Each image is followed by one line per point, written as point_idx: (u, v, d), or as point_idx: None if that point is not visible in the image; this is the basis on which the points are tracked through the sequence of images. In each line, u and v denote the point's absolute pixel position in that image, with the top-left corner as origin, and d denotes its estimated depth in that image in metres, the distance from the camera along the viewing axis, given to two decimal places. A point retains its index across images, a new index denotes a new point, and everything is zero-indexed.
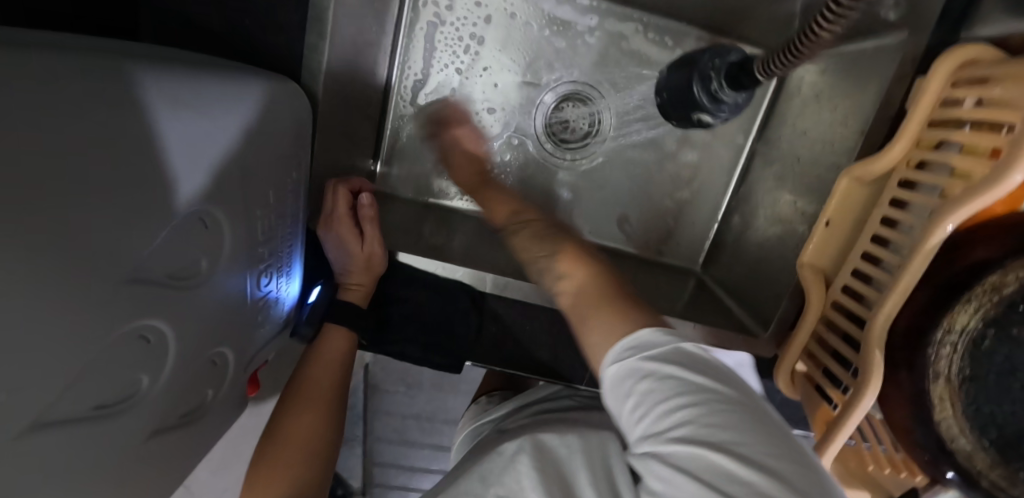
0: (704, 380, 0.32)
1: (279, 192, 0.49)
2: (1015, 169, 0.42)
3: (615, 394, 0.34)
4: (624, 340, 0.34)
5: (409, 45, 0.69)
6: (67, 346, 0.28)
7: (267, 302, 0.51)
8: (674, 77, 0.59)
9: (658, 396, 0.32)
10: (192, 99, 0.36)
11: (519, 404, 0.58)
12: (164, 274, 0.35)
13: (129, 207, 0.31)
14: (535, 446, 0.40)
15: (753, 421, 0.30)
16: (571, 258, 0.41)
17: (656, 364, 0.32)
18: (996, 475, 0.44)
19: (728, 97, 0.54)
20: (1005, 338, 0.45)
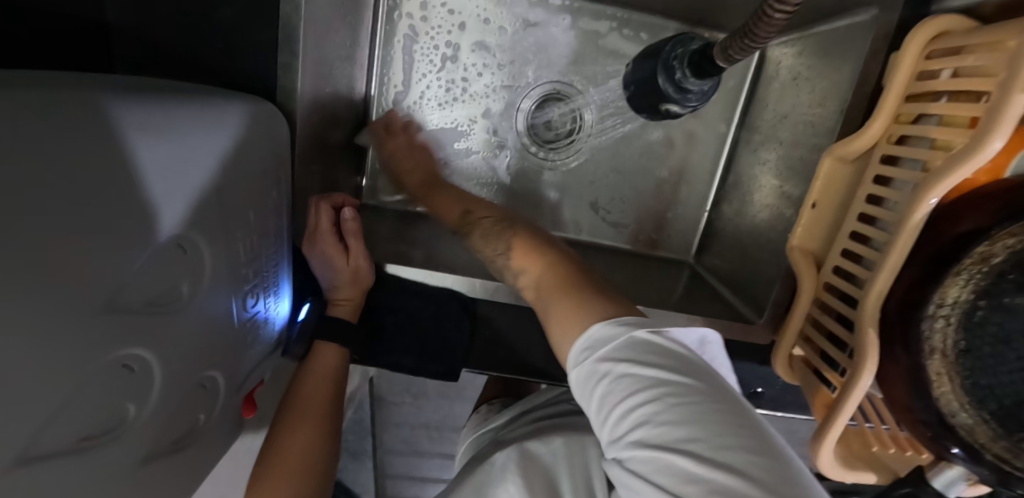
0: (656, 371, 0.33)
1: (260, 211, 0.49)
2: (993, 138, 0.41)
3: (583, 398, 0.36)
4: (584, 337, 0.37)
5: (386, 56, 0.69)
6: (49, 378, 0.28)
7: (257, 322, 0.51)
8: (641, 69, 0.59)
9: (616, 396, 0.33)
10: (160, 127, 0.36)
11: (517, 411, 0.58)
12: (142, 301, 0.35)
13: (102, 236, 0.31)
14: (525, 453, 0.44)
15: (706, 414, 0.30)
16: (524, 248, 0.48)
17: (612, 363, 0.34)
18: (1000, 447, 0.44)
19: (693, 84, 0.53)
20: (998, 307, 0.43)
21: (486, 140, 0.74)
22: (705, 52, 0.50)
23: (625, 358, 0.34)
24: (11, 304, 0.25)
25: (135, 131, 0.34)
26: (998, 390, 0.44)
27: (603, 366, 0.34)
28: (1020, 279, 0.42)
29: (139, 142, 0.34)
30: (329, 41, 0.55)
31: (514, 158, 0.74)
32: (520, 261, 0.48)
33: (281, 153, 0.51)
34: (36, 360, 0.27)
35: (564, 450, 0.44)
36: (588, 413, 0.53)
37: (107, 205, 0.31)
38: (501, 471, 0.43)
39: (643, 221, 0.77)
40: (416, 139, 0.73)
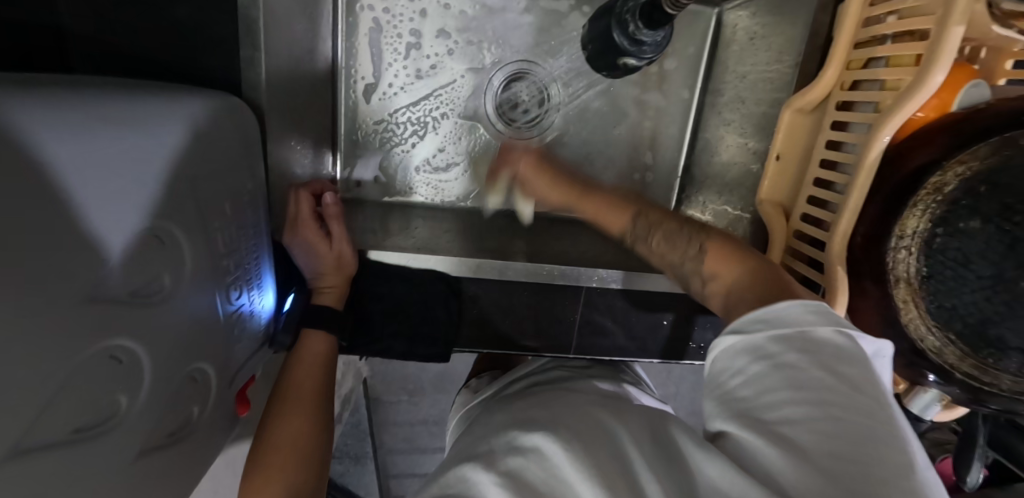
0: (824, 372, 0.33)
1: (236, 203, 0.49)
2: (934, 73, 0.44)
3: (732, 363, 0.38)
4: (762, 312, 0.39)
5: (350, 47, 0.70)
6: (40, 365, 0.28)
7: (242, 315, 0.51)
8: (598, 26, 0.60)
9: (765, 374, 0.35)
10: (105, 117, 0.35)
11: (511, 380, 0.59)
12: (124, 292, 0.35)
13: (76, 225, 0.31)
14: (541, 445, 0.35)
15: (864, 437, 0.29)
16: (718, 255, 0.48)
17: (782, 348, 0.36)
18: (968, 365, 0.46)
19: (646, 36, 0.54)
20: (955, 233, 0.45)
21: (457, 124, 0.75)
22: (654, 3, 0.49)
23: (797, 349, 0.35)
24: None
25: (43, 126, 0.30)
26: (960, 311, 0.45)
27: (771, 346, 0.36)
28: (972, 204, 0.44)
29: (50, 139, 0.30)
30: (289, 33, 0.55)
31: (486, 140, 0.76)
32: (713, 263, 0.48)
33: (252, 145, 0.52)
34: (25, 348, 0.27)
35: (593, 440, 0.36)
36: (580, 379, 0.57)
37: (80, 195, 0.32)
38: (516, 469, 0.35)
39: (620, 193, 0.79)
40: (389, 128, 0.74)
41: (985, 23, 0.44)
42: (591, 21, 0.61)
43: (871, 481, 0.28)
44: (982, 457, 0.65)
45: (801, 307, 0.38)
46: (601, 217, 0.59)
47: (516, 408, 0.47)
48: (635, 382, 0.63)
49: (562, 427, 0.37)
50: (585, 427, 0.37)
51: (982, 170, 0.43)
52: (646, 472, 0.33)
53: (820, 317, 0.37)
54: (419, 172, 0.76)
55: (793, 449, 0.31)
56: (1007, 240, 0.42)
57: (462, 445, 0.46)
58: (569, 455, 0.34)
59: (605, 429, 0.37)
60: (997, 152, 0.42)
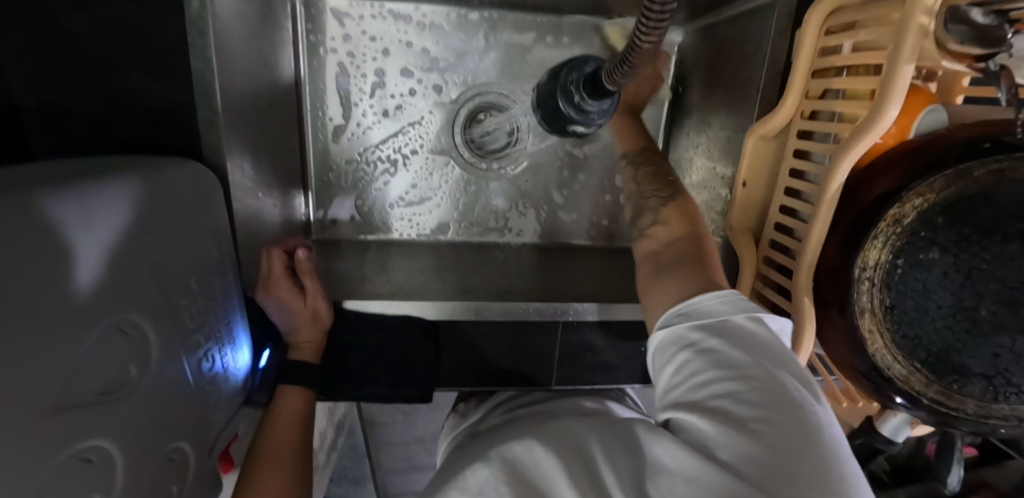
0: (739, 353, 0.39)
1: (201, 275, 0.49)
2: (887, 107, 0.45)
3: (665, 356, 0.43)
4: (683, 304, 0.45)
5: (315, 90, 0.70)
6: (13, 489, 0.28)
7: (216, 380, 0.51)
8: (546, 88, 0.59)
9: (691, 361, 0.40)
10: (88, 215, 0.36)
11: (492, 405, 0.62)
12: (92, 392, 0.35)
13: (48, 334, 0.31)
14: (514, 451, 0.39)
15: (778, 402, 0.35)
16: (675, 212, 0.57)
17: (701, 336, 0.41)
18: (934, 392, 0.47)
19: (591, 106, 0.53)
20: (915, 263, 0.46)
21: (428, 159, 0.75)
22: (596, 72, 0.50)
23: (714, 335, 0.41)
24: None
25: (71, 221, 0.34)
26: (924, 340, 0.47)
27: (693, 336, 0.42)
28: (931, 236, 0.45)
29: (74, 233, 0.34)
30: (248, 89, 0.55)
31: (457, 173, 0.76)
32: (671, 216, 0.56)
33: (218, 210, 0.51)
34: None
35: (560, 441, 0.39)
36: (565, 400, 0.59)
37: (54, 302, 0.32)
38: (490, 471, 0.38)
39: (595, 217, 0.79)
40: (360, 167, 0.74)
41: (936, 57, 0.44)
42: (540, 85, 0.61)
43: (782, 436, 0.33)
44: (961, 459, 0.67)
45: (715, 295, 0.44)
46: (619, 137, 0.70)
47: (492, 438, 0.48)
48: (622, 405, 0.64)
49: (534, 432, 0.41)
50: (559, 432, 0.41)
51: (939, 202, 0.44)
52: (606, 465, 0.37)
53: (730, 301, 0.43)
54: (394, 208, 0.75)
55: (721, 418, 0.35)
56: (964, 270, 0.44)
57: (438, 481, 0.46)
58: (539, 456, 0.38)
59: (571, 430, 0.41)
60: (951, 185, 0.43)
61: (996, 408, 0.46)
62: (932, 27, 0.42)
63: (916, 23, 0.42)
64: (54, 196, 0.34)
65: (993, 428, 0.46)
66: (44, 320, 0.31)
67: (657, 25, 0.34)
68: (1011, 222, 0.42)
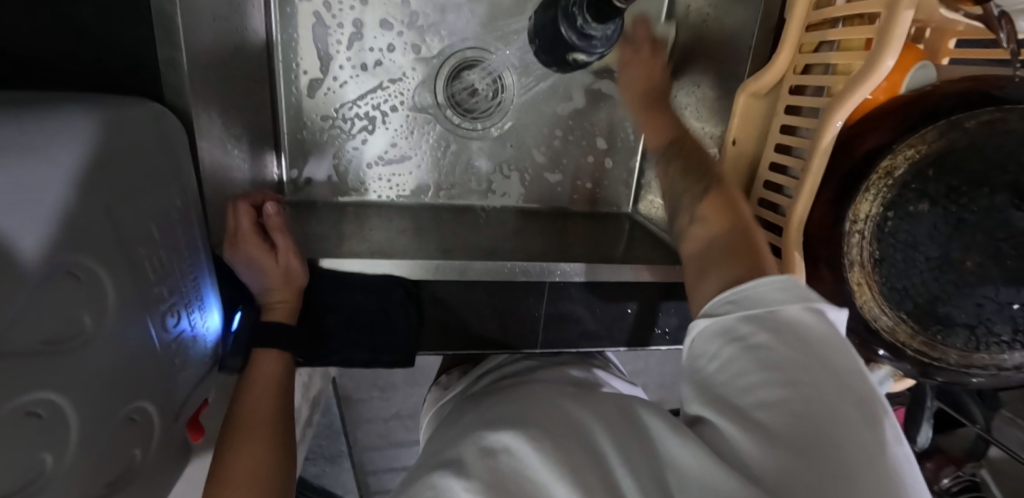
0: (789, 352, 0.34)
1: (164, 224, 0.45)
2: (885, 56, 0.44)
3: (708, 348, 0.39)
4: (729, 292, 0.41)
5: (286, 41, 0.65)
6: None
7: (183, 341, 0.47)
8: (544, 19, 0.57)
9: (735, 359, 0.37)
10: (24, 145, 0.31)
11: (474, 376, 0.60)
12: (37, 342, 0.31)
13: None
14: (506, 443, 0.34)
15: (833, 417, 0.30)
16: (714, 204, 0.50)
17: (750, 330, 0.37)
18: (918, 343, 0.48)
19: (596, 31, 0.51)
20: (904, 216, 0.45)
21: (408, 117, 0.71)
22: None
23: (764, 330, 0.36)
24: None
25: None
26: (911, 291, 0.47)
27: (742, 327, 0.38)
28: (920, 188, 0.44)
29: (9, 165, 0.30)
30: (213, 30, 0.50)
31: (438, 133, 0.73)
32: (706, 207, 0.50)
33: (181, 157, 0.47)
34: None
35: (561, 435, 0.34)
36: (550, 368, 0.57)
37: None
38: (486, 475, 0.33)
39: (578, 182, 0.77)
40: (336, 124, 0.70)
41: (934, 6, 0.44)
42: (540, 12, 0.58)
43: (827, 458, 0.28)
44: (930, 419, 0.69)
45: (769, 283, 0.40)
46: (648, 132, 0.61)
47: (480, 416, 0.44)
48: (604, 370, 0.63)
49: (533, 424, 0.36)
50: (559, 421, 0.36)
51: (930, 153, 0.43)
52: (617, 459, 0.33)
53: (788, 289, 0.39)
54: (371, 168, 0.72)
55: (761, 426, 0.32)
56: (952, 221, 0.44)
57: (426, 457, 0.44)
58: (538, 455, 0.33)
59: (572, 421, 0.36)
60: (943, 136, 0.43)
61: (976, 359, 0.47)
62: None
63: None
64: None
65: (970, 377, 0.48)
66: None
67: None
68: (999, 174, 0.42)
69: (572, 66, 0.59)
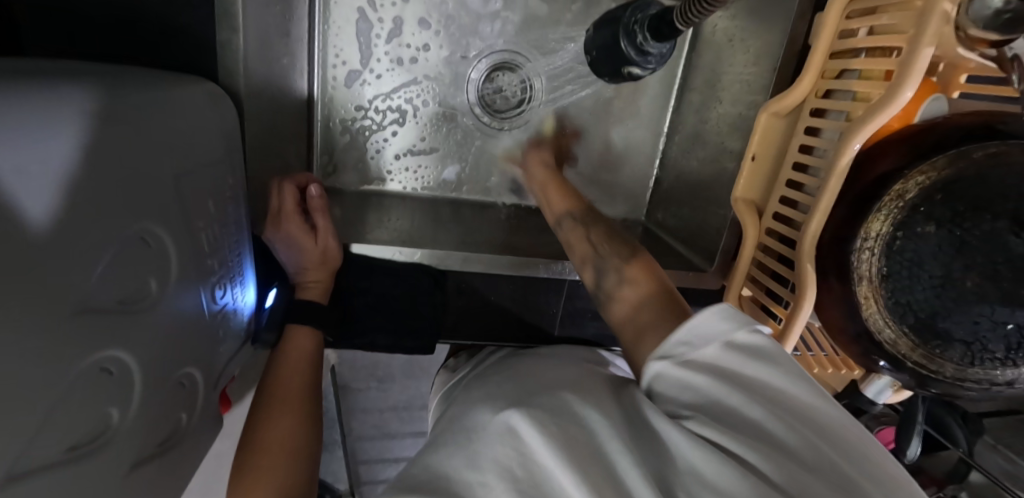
0: (769, 376, 0.38)
1: (218, 198, 0.47)
2: (904, 88, 0.47)
3: (682, 382, 0.40)
4: (683, 328, 0.42)
5: (326, 30, 0.65)
6: (19, 388, 0.26)
7: (226, 313, 0.49)
8: (601, 33, 0.59)
9: (719, 387, 0.38)
10: (111, 113, 0.33)
11: (481, 357, 0.63)
12: (115, 300, 0.33)
13: (76, 235, 0.29)
14: (515, 423, 0.37)
15: (830, 431, 0.35)
16: (640, 269, 0.53)
17: (721, 358, 0.40)
18: (918, 355, 0.51)
19: (653, 48, 0.54)
20: (911, 236, 0.49)
21: (437, 113, 0.73)
22: (663, 15, 0.50)
23: (737, 358, 0.39)
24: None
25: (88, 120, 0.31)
26: (914, 305, 0.50)
27: (713, 355, 0.40)
28: (929, 211, 0.48)
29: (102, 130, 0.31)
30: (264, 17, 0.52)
31: (466, 130, 0.75)
32: (635, 276, 0.53)
33: (230, 137, 0.49)
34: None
35: (567, 424, 0.37)
36: (563, 348, 0.63)
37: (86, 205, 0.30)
38: (496, 459, 0.35)
39: (597, 186, 0.80)
40: (367, 115, 0.71)
41: (952, 45, 0.47)
42: (597, 24, 0.60)
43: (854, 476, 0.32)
44: (920, 433, 0.72)
45: (718, 310, 0.42)
46: (549, 197, 0.64)
47: (496, 388, 0.46)
48: (610, 353, 0.66)
49: (539, 410, 0.38)
50: (562, 410, 0.38)
51: (939, 179, 0.47)
52: (621, 453, 0.35)
53: (732, 316, 0.42)
54: (398, 160, 0.74)
55: (778, 452, 0.34)
56: (955, 244, 0.47)
57: (444, 422, 0.45)
58: (545, 440, 0.35)
59: (577, 412, 0.38)
60: (952, 164, 0.46)
61: (971, 373, 0.51)
62: (953, 15, 0.45)
63: (940, 11, 0.45)
64: (47, 94, 0.29)
65: (963, 389, 0.52)
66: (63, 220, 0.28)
67: None
68: (1003, 201, 0.45)
69: (623, 79, 0.61)
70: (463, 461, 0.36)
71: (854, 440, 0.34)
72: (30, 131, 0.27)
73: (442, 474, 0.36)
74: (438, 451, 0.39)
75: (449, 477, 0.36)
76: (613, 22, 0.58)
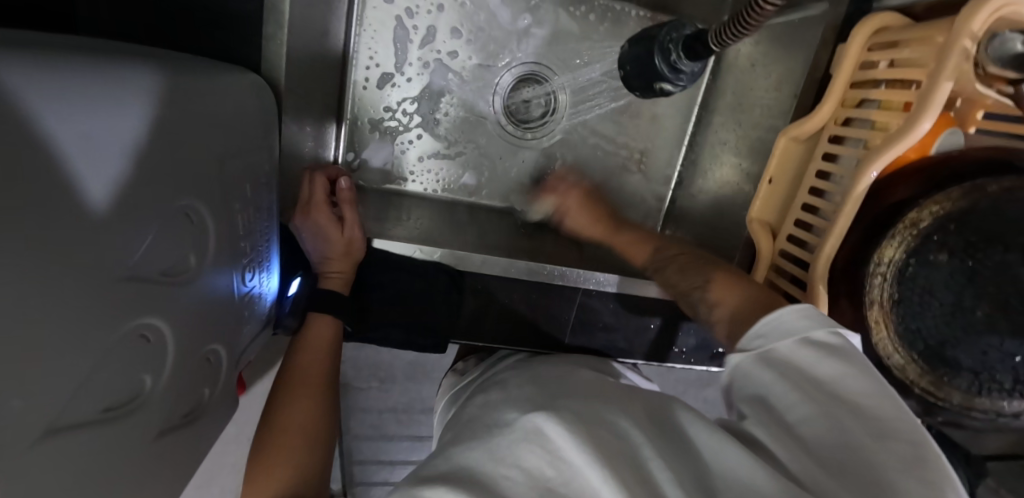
0: (831, 376, 0.38)
1: (254, 184, 0.49)
2: (922, 119, 0.49)
3: (743, 375, 0.43)
4: (760, 325, 0.44)
5: (361, 32, 0.67)
6: (65, 340, 0.27)
7: (252, 298, 0.50)
8: (636, 49, 0.61)
9: (774, 383, 0.40)
10: (161, 93, 0.35)
11: (494, 361, 0.63)
12: (157, 271, 0.35)
13: (123, 204, 0.31)
14: (543, 423, 0.37)
15: (878, 434, 0.34)
16: (724, 285, 0.55)
17: (783, 354, 0.41)
18: (926, 381, 0.51)
19: (686, 66, 0.56)
20: (924, 263, 0.50)
21: (461, 118, 0.75)
22: (698, 36, 0.52)
23: (798, 354, 0.40)
24: (9, 258, 0.22)
25: (144, 99, 0.33)
26: (924, 333, 0.51)
27: (775, 352, 0.42)
28: (942, 239, 0.49)
29: (152, 108, 0.33)
30: (307, 13, 0.54)
31: (490, 137, 0.76)
32: (719, 294, 0.55)
33: (268, 126, 0.51)
34: (45, 331, 0.25)
35: (595, 427, 0.37)
36: (574, 356, 0.63)
37: (137, 177, 0.31)
38: (520, 457, 0.35)
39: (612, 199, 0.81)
40: (394, 116, 0.72)
41: (969, 81, 0.49)
42: (634, 37, 0.62)
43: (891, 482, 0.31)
44: None
45: (794, 311, 0.43)
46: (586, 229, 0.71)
47: (518, 390, 0.47)
48: (620, 364, 0.67)
49: (571, 413, 0.39)
50: (587, 413, 0.39)
51: (953, 210, 0.48)
52: (650, 451, 0.36)
53: (812, 316, 0.42)
54: (420, 162, 0.75)
55: (808, 454, 0.35)
56: (967, 273, 0.50)
57: (458, 422, 0.47)
58: (574, 441, 0.36)
59: (606, 416, 0.39)
60: (966, 196, 0.47)
61: (979, 402, 0.51)
62: (972, 51, 0.47)
63: (960, 47, 0.47)
64: (112, 73, 0.32)
65: (969, 419, 0.52)
66: (114, 184, 0.30)
67: None
68: (1015, 234, 0.48)
69: (655, 93, 0.63)
70: (489, 456, 0.36)
71: (914, 437, 0.33)
72: (95, 108, 0.29)
73: (467, 470, 0.36)
74: (460, 449, 0.39)
75: (472, 469, 0.36)
76: (647, 39, 0.60)
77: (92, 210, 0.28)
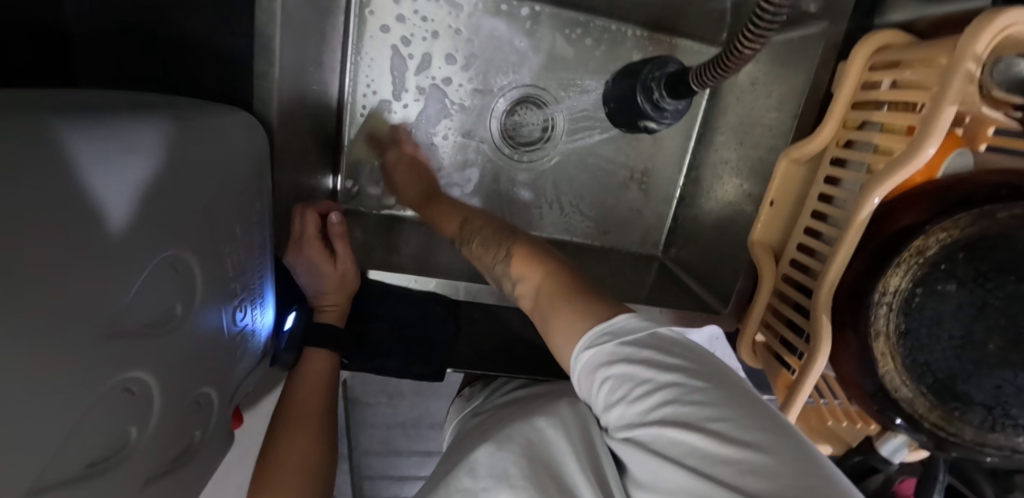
0: (690, 364, 0.36)
1: (246, 223, 0.49)
2: (927, 143, 0.47)
3: (603, 380, 0.37)
4: (598, 325, 0.39)
5: (357, 61, 0.68)
6: (47, 407, 0.27)
7: (244, 335, 0.50)
8: (621, 86, 0.66)
9: (641, 382, 0.35)
10: (152, 144, 0.35)
11: (491, 387, 0.63)
12: (142, 323, 0.35)
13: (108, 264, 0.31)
14: (532, 436, 0.38)
15: (754, 411, 0.32)
16: (522, 260, 0.50)
17: (634, 349, 0.37)
18: (936, 416, 0.50)
19: (669, 104, 0.61)
20: (932, 293, 0.48)
21: (458, 142, 0.75)
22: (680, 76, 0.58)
23: (647, 346, 0.37)
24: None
25: (134, 154, 0.33)
26: (933, 366, 0.49)
27: (625, 349, 0.37)
28: (950, 268, 0.47)
29: (141, 162, 0.34)
30: (299, 49, 0.54)
31: (489, 159, 0.76)
32: (520, 268, 0.50)
33: (262, 165, 0.52)
34: (31, 401, 0.26)
35: (580, 439, 0.38)
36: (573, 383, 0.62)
37: (121, 237, 0.32)
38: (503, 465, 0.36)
39: (612, 219, 0.80)
40: None
41: (975, 102, 0.47)
42: (619, 78, 0.67)
43: (788, 458, 0.29)
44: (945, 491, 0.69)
45: (627, 316, 0.39)
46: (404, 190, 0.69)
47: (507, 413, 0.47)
48: None
49: (547, 419, 0.40)
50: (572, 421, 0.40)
51: (960, 238, 0.46)
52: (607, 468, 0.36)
53: (644, 318, 0.39)
54: None
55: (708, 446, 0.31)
56: (977, 303, 0.48)
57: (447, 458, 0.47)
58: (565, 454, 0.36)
59: (587, 426, 0.39)
60: (975, 223, 0.45)
61: (992, 438, 0.49)
62: (977, 73, 0.45)
63: (964, 69, 0.45)
64: (109, 128, 0.32)
65: (983, 455, 0.50)
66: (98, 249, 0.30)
67: (761, 33, 0.42)
68: None
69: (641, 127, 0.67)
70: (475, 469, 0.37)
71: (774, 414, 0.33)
72: (92, 170, 0.29)
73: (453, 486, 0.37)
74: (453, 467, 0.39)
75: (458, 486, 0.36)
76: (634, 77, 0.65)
77: (80, 273, 0.28)
